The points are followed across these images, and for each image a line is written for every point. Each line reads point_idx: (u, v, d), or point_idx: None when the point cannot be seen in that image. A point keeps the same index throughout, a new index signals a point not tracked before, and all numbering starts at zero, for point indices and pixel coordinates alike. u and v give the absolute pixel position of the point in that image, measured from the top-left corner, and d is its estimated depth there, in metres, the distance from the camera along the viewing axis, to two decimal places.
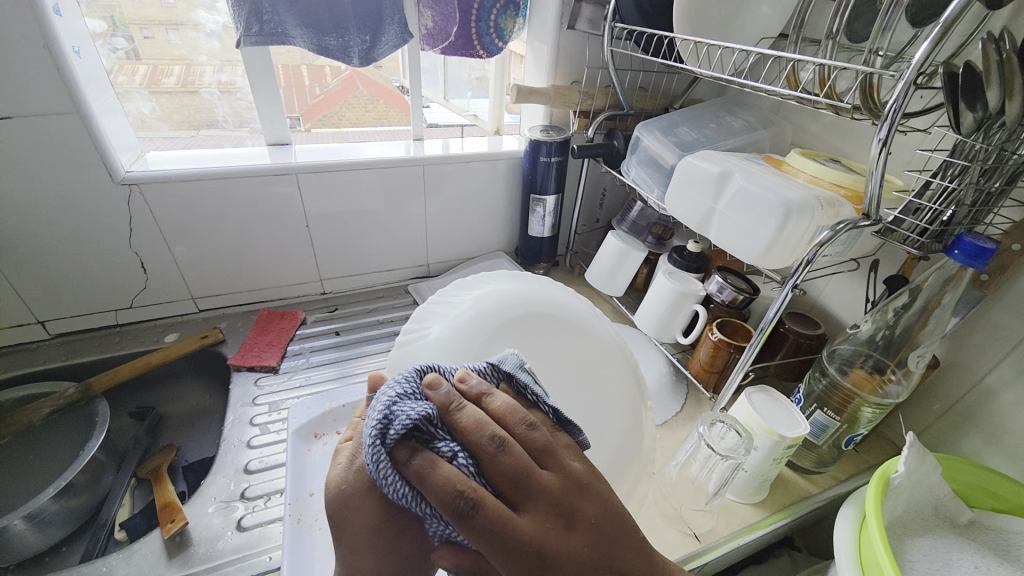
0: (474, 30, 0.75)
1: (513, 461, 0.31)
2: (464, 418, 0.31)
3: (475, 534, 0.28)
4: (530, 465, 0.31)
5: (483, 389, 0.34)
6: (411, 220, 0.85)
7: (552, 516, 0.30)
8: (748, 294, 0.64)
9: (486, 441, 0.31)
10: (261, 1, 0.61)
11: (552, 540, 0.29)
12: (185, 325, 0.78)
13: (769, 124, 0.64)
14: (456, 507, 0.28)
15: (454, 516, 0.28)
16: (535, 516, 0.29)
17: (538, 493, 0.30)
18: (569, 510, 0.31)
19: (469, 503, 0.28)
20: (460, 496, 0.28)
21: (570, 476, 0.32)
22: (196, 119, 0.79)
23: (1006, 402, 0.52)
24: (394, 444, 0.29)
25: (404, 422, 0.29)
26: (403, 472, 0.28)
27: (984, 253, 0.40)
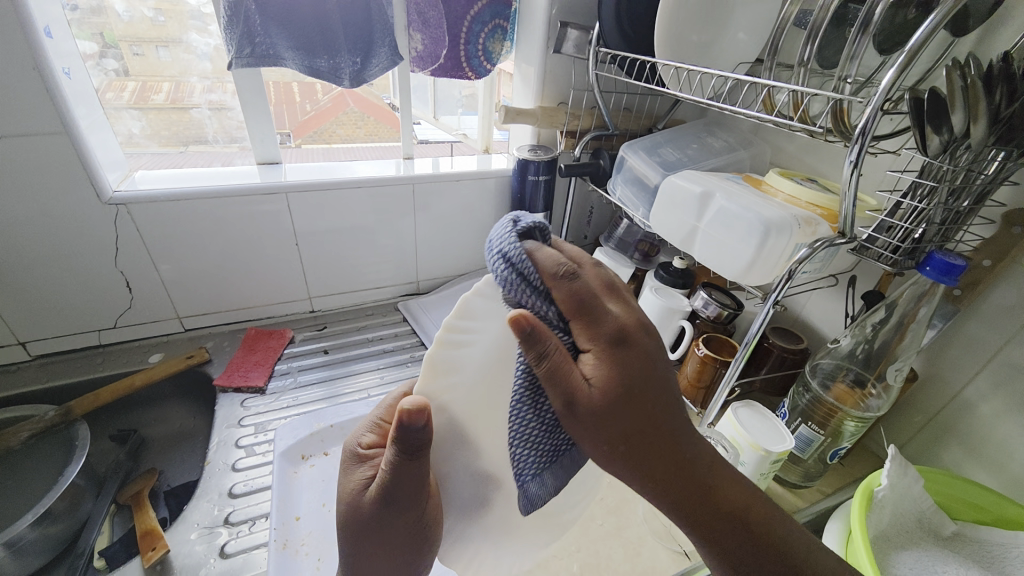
0: (462, 53, 0.77)
1: (601, 274, 0.35)
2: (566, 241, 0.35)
3: (573, 292, 0.30)
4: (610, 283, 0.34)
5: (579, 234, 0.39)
6: (401, 237, 0.86)
7: (636, 322, 0.33)
8: (733, 310, 0.65)
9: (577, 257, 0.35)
10: (253, 24, 0.62)
11: (632, 329, 0.32)
12: (170, 345, 0.77)
13: (748, 145, 0.66)
14: (561, 273, 0.30)
15: (559, 279, 0.30)
16: (622, 311, 0.33)
17: (618, 297, 0.34)
18: (646, 325, 0.34)
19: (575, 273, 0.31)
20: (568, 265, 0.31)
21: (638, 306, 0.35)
22: (186, 134, 0.80)
23: (983, 413, 0.53)
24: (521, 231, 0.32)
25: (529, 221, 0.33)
26: (525, 247, 0.31)
27: (954, 270, 0.41)
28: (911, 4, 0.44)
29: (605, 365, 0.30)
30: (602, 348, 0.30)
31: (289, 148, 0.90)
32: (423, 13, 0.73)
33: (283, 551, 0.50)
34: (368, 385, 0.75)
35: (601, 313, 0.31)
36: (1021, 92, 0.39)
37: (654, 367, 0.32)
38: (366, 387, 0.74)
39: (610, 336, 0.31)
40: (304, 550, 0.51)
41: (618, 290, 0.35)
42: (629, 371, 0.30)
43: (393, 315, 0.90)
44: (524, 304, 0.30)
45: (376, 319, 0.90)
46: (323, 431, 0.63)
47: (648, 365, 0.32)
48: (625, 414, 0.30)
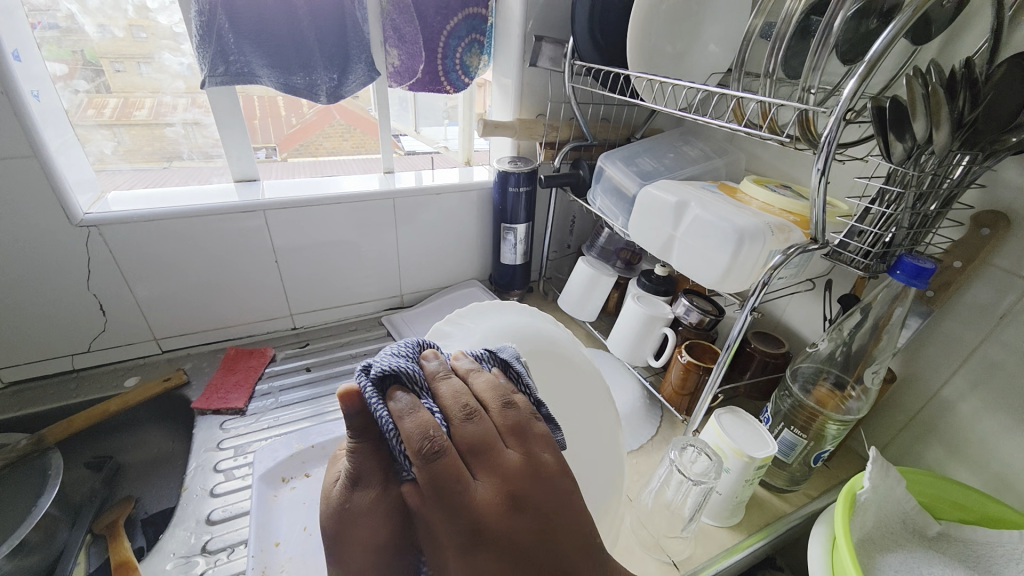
0: (440, 67, 0.78)
1: (477, 429, 0.32)
2: (447, 387, 0.34)
3: (428, 476, 0.29)
4: (493, 441, 0.32)
5: (471, 368, 0.37)
6: (384, 251, 0.85)
7: (507, 494, 0.31)
8: (714, 316, 0.66)
9: (458, 407, 0.33)
10: (227, 43, 0.62)
11: (498, 513, 0.30)
12: (147, 367, 0.75)
13: (724, 153, 0.67)
14: (424, 449, 0.29)
15: (418, 458, 0.29)
16: (491, 485, 0.31)
17: (495, 462, 0.31)
18: (522, 494, 0.31)
19: (433, 450, 0.29)
20: (428, 440, 0.29)
21: (534, 463, 0.32)
22: (167, 150, 0.79)
23: (963, 412, 0.54)
24: (376, 385, 0.31)
25: (391, 368, 0.32)
26: (396, 395, 0.31)
27: (924, 272, 0.42)
28: (872, 15, 0.46)
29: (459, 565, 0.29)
30: (459, 542, 0.29)
31: (276, 162, 0.92)
32: (398, 29, 0.73)
33: None
34: None
35: (461, 496, 0.29)
36: (983, 97, 0.40)
37: (524, 556, 0.30)
38: None
39: (466, 527, 0.29)
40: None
41: (499, 448, 0.32)
42: (487, 572, 0.28)
43: (377, 330, 0.90)
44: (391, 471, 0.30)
45: (360, 334, 0.89)
46: (304, 452, 0.62)
47: (519, 548, 0.30)
48: None
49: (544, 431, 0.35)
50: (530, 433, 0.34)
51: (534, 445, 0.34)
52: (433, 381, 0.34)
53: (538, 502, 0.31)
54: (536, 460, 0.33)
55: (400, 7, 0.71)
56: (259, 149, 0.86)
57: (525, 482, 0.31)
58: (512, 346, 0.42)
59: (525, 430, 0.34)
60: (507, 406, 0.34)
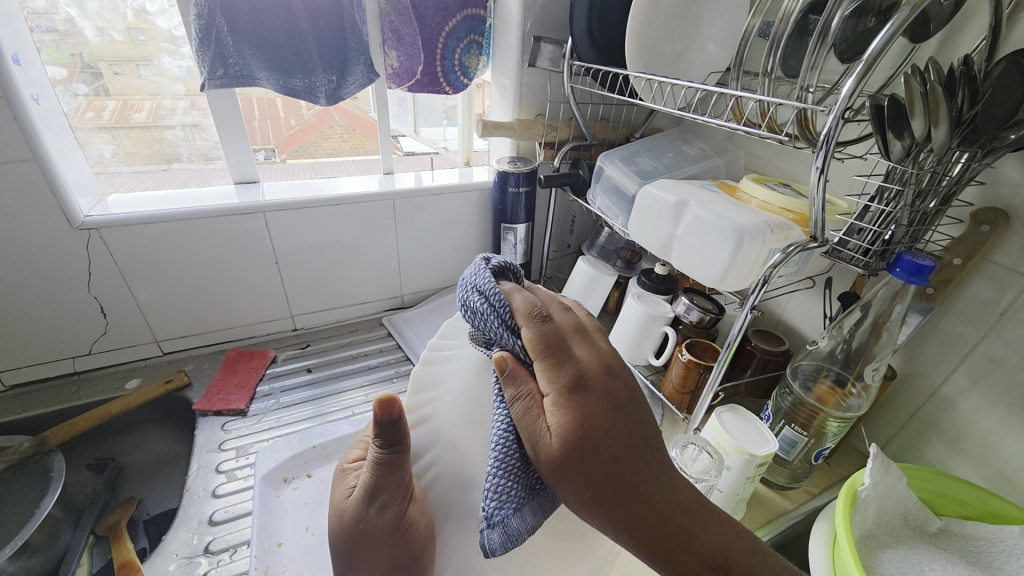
0: (439, 68, 0.78)
1: (569, 317, 0.39)
2: (542, 292, 0.42)
3: (540, 329, 0.36)
4: (583, 327, 0.39)
5: (551, 292, 0.45)
6: (384, 252, 0.85)
7: (603, 361, 0.36)
8: (715, 314, 0.66)
9: (552, 304, 0.40)
10: (226, 46, 0.62)
11: (598, 371, 0.35)
12: (148, 370, 0.75)
13: (723, 152, 0.68)
14: (532, 312, 0.37)
15: (529, 317, 0.36)
16: (588, 352, 0.36)
17: (586, 339, 0.38)
18: (615, 365, 0.36)
19: (541, 313, 0.37)
20: (536, 307, 0.37)
21: (616, 351, 0.39)
22: (166, 153, 0.79)
23: (963, 408, 0.54)
24: (493, 271, 0.41)
25: (506, 265, 0.42)
26: (505, 284, 0.40)
27: (923, 270, 0.42)
28: (871, 13, 0.46)
29: (568, 400, 0.33)
30: (565, 385, 0.33)
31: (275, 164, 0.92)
32: (397, 31, 0.73)
33: None
34: (354, 402, 0.74)
35: (564, 351, 0.35)
36: (982, 94, 0.40)
37: (619, 408, 0.33)
38: (352, 404, 0.73)
39: (570, 376, 0.34)
40: None
41: (590, 332, 0.39)
42: (592, 409, 0.33)
43: (378, 331, 0.90)
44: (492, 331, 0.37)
45: (361, 335, 0.89)
46: (305, 452, 0.62)
47: (617, 397, 0.34)
48: (593, 438, 0.32)
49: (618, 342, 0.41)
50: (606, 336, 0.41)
51: (613, 345, 0.40)
52: (530, 286, 0.43)
53: (625, 375, 0.36)
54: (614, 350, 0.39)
55: (398, 8, 0.71)
56: (258, 150, 0.86)
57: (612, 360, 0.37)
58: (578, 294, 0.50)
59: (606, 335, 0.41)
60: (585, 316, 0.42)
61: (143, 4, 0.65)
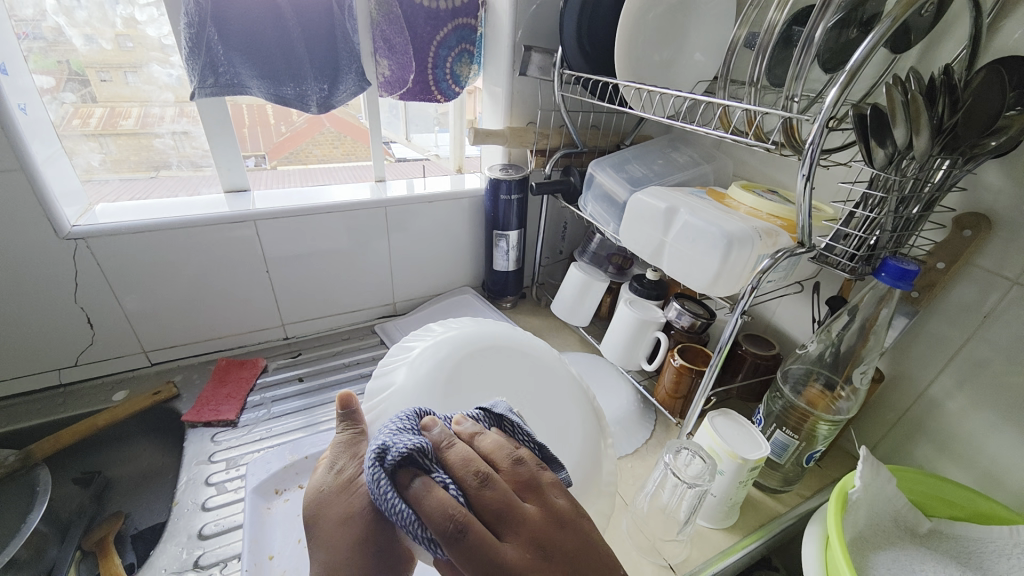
0: (431, 77, 0.79)
1: (496, 496, 0.30)
2: (455, 453, 0.32)
3: (460, 555, 0.27)
4: (512, 499, 0.30)
5: (474, 429, 0.35)
6: (376, 260, 0.85)
7: (535, 548, 0.28)
8: (706, 319, 0.66)
9: (470, 475, 0.30)
10: (216, 54, 0.62)
11: (534, 573, 0.27)
12: (136, 381, 0.74)
13: (711, 159, 0.69)
14: (447, 532, 0.27)
15: (443, 540, 0.27)
16: (518, 546, 0.28)
17: (521, 524, 0.29)
18: (548, 543, 0.28)
19: (455, 528, 0.27)
20: (449, 519, 0.28)
21: (554, 512, 0.30)
22: (153, 160, 0.79)
23: (950, 410, 0.55)
24: (392, 469, 0.30)
25: (401, 450, 0.30)
26: (412, 471, 0.30)
27: (908, 274, 0.43)
28: (852, 24, 0.47)
29: None
30: None
31: (265, 171, 0.92)
32: (389, 40, 0.74)
33: None
34: None
35: (497, 573, 0.26)
36: (962, 103, 0.41)
37: None
38: None
39: None
40: None
41: (515, 508, 0.30)
42: None
43: (370, 339, 0.89)
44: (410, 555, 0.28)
45: (353, 343, 0.88)
46: (297, 463, 0.61)
47: None
48: None
49: (554, 478, 0.33)
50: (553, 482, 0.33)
51: (550, 494, 0.31)
52: (441, 453, 0.32)
53: (563, 548, 0.29)
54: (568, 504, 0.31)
55: (390, 18, 0.72)
56: (248, 157, 0.86)
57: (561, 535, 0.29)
58: (504, 398, 0.41)
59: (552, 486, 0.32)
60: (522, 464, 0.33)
61: (132, 13, 0.65)
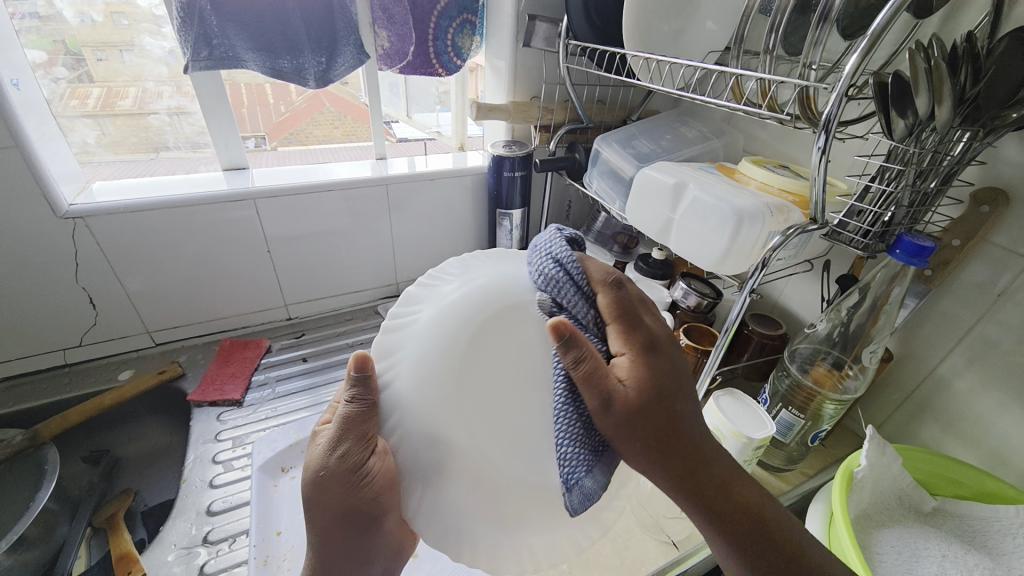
0: (431, 49, 0.77)
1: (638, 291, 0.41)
2: None
3: (616, 301, 0.38)
4: (645, 301, 0.41)
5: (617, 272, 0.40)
6: (378, 240, 0.84)
7: (662, 332, 0.39)
8: (712, 299, 0.65)
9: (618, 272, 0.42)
10: (209, 25, 0.60)
11: (661, 340, 0.38)
12: (141, 361, 0.75)
13: (722, 133, 0.66)
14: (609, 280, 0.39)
15: (608, 286, 0.38)
16: (654, 322, 0.39)
17: (649, 312, 0.40)
18: (670, 337, 0.40)
19: (618, 283, 0.39)
20: (611, 276, 0.39)
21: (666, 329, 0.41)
22: (152, 141, 0.77)
23: (958, 389, 0.54)
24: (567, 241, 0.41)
25: (576, 236, 0.42)
26: (576, 254, 0.39)
27: (924, 251, 0.42)
28: None
29: (640, 366, 0.36)
30: (639, 349, 0.36)
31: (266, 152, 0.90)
32: (387, 10, 0.71)
33: (264, 568, 0.49)
34: None
35: (639, 324, 0.38)
36: (984, 71, 0.40)
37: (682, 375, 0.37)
38: None
39: (646, 342, 0.37)
40: (287, 565, 0.50)
41: (648, 306, 0.41)
42: (656, 374, 0.36)
43: (373, 319, 0.89)
44: (564, 303, 0.38)
45: (357, 323, 0.88)
46: (302, 441, 0.62)
47: (676, 371, 0.37)
48: (659, 405, 0.35)
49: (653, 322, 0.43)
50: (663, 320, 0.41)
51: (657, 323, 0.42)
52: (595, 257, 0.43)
53: (676, 348, 0.39)
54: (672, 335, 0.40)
55: None
56: (248, 138, 0.84)
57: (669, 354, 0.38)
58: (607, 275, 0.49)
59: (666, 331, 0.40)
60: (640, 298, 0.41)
61: None
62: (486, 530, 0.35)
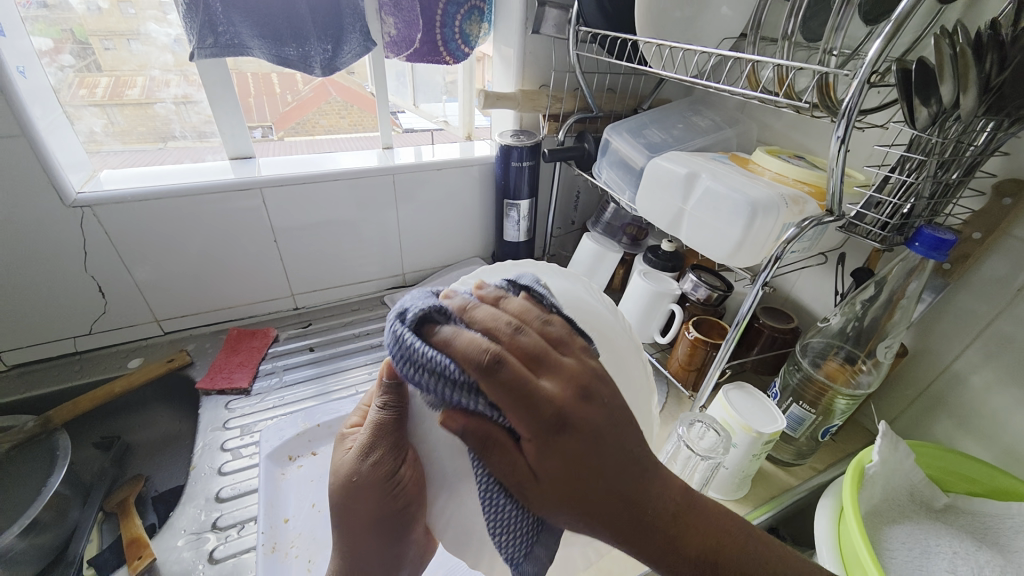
0: (439, 36, 0.74)
1: (531, 341, 0.31)
2: (481, 311, 0.33)
3: (498, 385, 0.28)
4: (547, 348, 0.32)
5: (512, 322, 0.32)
6: (384, 230, 0.84)
7: (573, 386, 0.30)
8: (723, 291, 0.65)
9: (503, 325, 0.32)
10: (214, 12, 0.59)
11: (570, 404, 0.29)
12: (150, 349, 0.75)
13: (735, 123, 0.65)
14: (483, 363, 0.29)
15: (480, 373, 0.28)
16: (558, 383, 0.30)
17: (557, 366, 0.31)
18: (589, 385, 0.30)
19: (492, 361, 0.29)
20: (483, 353, 0.29)
21: (588, 363, 0.32)
22: (160, 130, 0.76)
23: (974, 385, 0.53)
24: (412, 325, 0.31)
25: (424, 308, 0.31)
26: (439, 335, 0.30)
27: (944, 244, 0.41)
28: None
29: (548, 455, 0.28)
30: (539, 429, 0.28)
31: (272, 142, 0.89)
32: None
33: (272, 554, 0.49)
34: (357, 381, 0.73)
35: (535, 398, 0.29)
36: (1011, 59, 0.38)
37: (604, 439, 0.29)
38: (355, 382, 0.73)
39: (548, 416, 0.29)
40: (295, 552, 0.50)
41: (553, 351, 0.32)
42: (572, 456, 0.28)
43: (380, 309, 0.89)
44: (456, 401, 0.29)
45: (363, 313, 0.88)
46: (310, 430, 0.62)
47: (599, 434, 0.29)
48: (578, 489, 0.28)
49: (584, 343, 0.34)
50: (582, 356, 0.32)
51: (580, 351, 0.33)
52: (466, 310, 0.33)
53: (603, 394, 0.31)
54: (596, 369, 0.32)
55: None
56: (254, 128, 0.84)
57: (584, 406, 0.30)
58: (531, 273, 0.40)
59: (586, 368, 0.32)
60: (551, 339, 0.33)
61: None
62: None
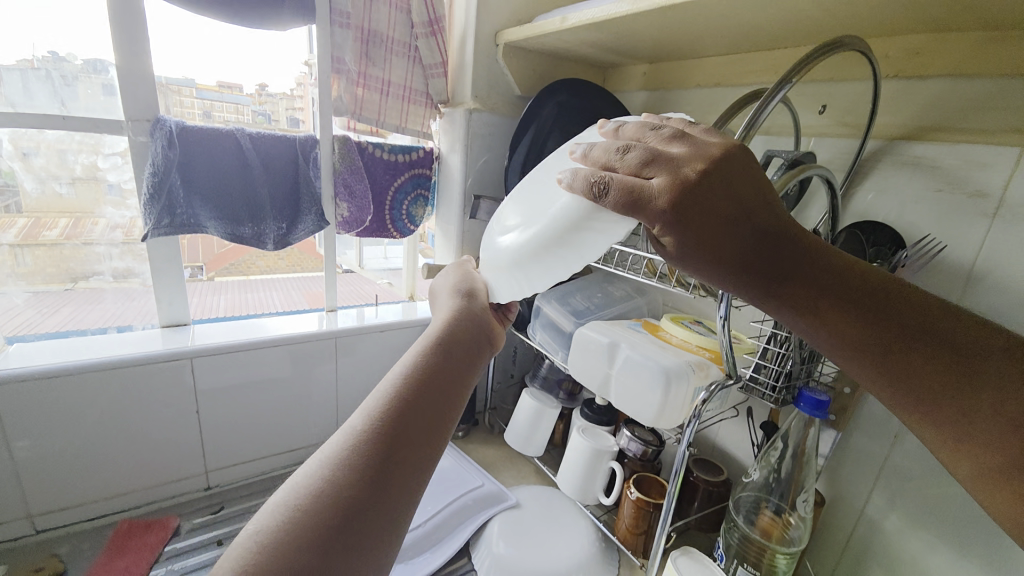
0: (387, 216, 0.86)
1: (637, 151, 0.34)
2: (595, 150, 0.36)
3: (615, 202, 0.33)
4: (656, 152, 0.33)
5: (617, 126, 0.39)
6: (320, 390, 0.82)
7: (691, 184, 0.31)
8: (656, 446, 0.68)
9: (613, 151, 0.35)
10: (176, 197, 0.64)
11: (685, 200, 0.31)
12: (5, 555, 0.61)
13: (643, 293, 0.76)
14: (596, 190, 0.34)
15: (595, 198, 0.34)
16: (667, 176, 0.32)
17: (660, 172, 0.32)
18: (703, 172, 0.31)
19: (602, 186, 0.34)
20: (595, 183, 0.34)
21: (687, 160, 0.32)
22: (72, 271, 0.70)
23: (888, 529, 0.57)
24: None
25: None
26: None
27: (822, 404, 0.48)
28: None
29: (680, 247, 0.33)
30: (662, 223, 0.32)
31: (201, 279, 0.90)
32: (350, 186, 0.79)
33: None
34: None
35: (662, 206, 0.32)
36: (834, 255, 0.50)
37: (726, 219, 0.31)
38: None
39: (661, 215, 0.32)
40: None
41: (659, 155, 0.33)
42: (698, 241, 0.32)
43: None
44: None
45: None
46: None
47: (718, 214, 0.31)
48: (725, 263, 0.33)
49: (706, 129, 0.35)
50: (692, 190, 0.31)
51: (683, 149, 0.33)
52: (582, 154, 0.38)
53: (719, 191, 0.31)
54: (704, 198, 0.31)
55: (352, 169, 0.79)
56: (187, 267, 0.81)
57: (683, 244, 0.33)
58: None
59: (652, 151, 0.33)
60: (659, 200, 0.32)
61: (94, 161, 0.67)
62: (530, 269, 0.40)
